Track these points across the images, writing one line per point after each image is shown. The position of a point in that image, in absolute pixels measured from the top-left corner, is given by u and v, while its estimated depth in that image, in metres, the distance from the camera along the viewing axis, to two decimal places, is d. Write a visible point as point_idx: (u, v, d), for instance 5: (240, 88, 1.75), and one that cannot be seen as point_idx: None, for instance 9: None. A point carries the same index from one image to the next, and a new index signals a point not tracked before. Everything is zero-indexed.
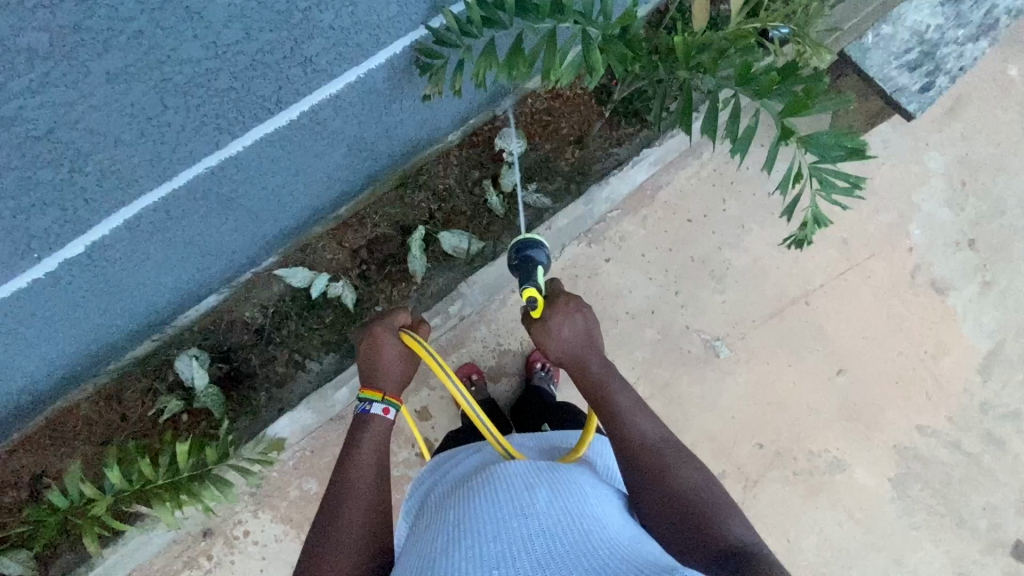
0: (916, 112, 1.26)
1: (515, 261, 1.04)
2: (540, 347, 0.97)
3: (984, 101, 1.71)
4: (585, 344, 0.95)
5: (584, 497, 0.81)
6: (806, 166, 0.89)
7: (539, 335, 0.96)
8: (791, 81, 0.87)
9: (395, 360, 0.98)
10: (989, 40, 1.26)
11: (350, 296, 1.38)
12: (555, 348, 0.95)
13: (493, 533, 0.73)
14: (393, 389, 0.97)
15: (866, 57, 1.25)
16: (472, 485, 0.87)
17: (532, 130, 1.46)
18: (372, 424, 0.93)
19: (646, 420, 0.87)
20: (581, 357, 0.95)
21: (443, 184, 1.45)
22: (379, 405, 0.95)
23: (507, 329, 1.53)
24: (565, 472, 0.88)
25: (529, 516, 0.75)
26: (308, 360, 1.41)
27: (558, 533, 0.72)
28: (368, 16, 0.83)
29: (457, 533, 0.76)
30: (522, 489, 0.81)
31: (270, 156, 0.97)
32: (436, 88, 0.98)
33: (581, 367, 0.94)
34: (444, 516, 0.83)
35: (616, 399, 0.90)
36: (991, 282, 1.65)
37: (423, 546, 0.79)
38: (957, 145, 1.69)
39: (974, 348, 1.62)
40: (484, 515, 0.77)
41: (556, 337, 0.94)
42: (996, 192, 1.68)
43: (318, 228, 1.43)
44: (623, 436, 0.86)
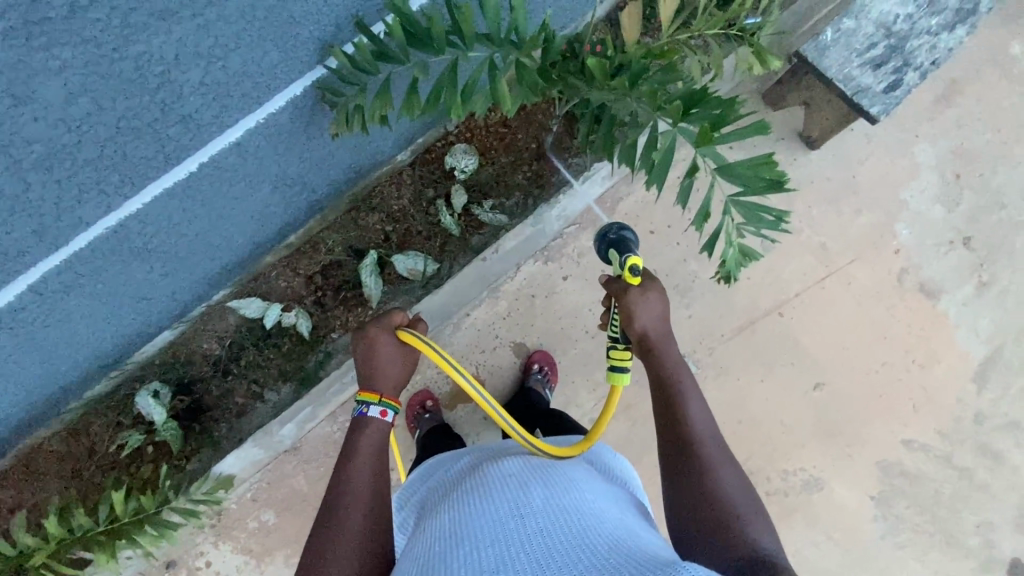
0: (880, 114, 1.13)
1: (612, 236, 1.02)
2: (627, 316, 0.94)
3: (978, 86, 1.60)
4: (667, 331, 0.96)
5: (581, 494, 0.79)
6: (726, 198, 0.82)
7: (633, 301, 0.94)
8: (707, 105, 0.82)
9: (393, 361, 0.97)
10: (967, 28, 1.14)
11: (304, 324, 1.40)
12: (643, 320, 0.94)
13: (492, 534, 0.71)
14: (390, 391, 0.95)
15: (824, 56, 1.13)
16: (472, 487, 0.85)
17: (486, 145, 1.41)
18: (370, 427, 0.91)
19: (701, 413, 0.88)
20: (663, 336, 0.95)
21: (397, 206, 1.43)
22: (377, 408, 0.93)
23: (462, 354, 1.48)
24: (563, 470, 0.86)
25: (526, 517, 0.73)
26: (265, 390, 1.43)
27: (555, 530, 0.70)
28: (245, 67, 0.80)
29: (456, 537, 0.74)
30: (517, 491, 0.79)
31: (181, 207, 0.96)
32: (340, 128, 0.93)
33: (661, 349, 0.95)
34: (441, 520, 0.80)
35: (681, 384, 0.91)
36: (988, 282, 1.54)
37: (418, 554, 0.76)
38: (950, 135, 1.57)
39: (969, 355, 1.52)
40: (479, 519, 0.75)
41: (649, 308, 0.95)
42: (995, 184, 1.57)
43: (269, 258, 1.42)
44: (676, 424, 0.87)
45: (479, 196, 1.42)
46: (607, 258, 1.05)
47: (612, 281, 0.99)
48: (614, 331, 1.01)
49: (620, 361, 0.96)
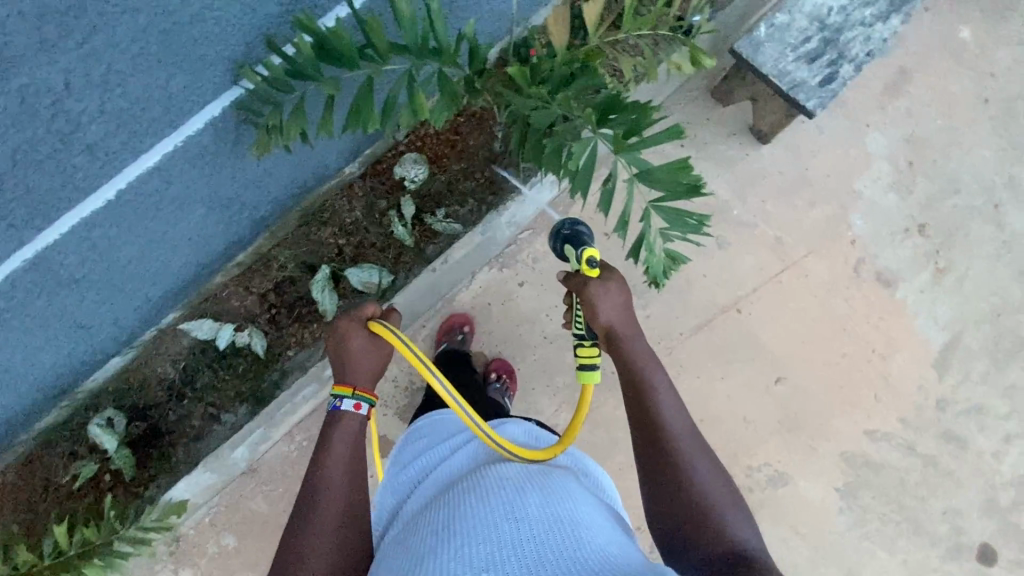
0: (816, 108, 1.12)
1: (564, 231, 1.07)
2: (590, 309, 0.92)
3: (928, 72, 1.60)
4: (630, 322, 0.95)
5: (576, 503, 0.77)
6: (645, 203, 0.81)
7: (595, 295, 0.93)
8: (627, 110, 0.82)
9: (365, 352, 0.95)
10: (901, 18, 1.13)
11: (258, 342, 1.39)
12: (605, 314, 0.92)
13: (483, 533, 0.70)
14: (363, 383, 0.94)
15: (758, 52, 1.12)
16: (463, 485, 0.84)
17: (438, 152, 1.40)
18: (342, 422, 0.90)
19: (673, 403, 0.88)
20: (628, 328, 0.94)
21: (350, 219, 1.42)
22: (351, 401, 0.91)
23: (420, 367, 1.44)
24: (557, 477, 0.85)
25: (520, 520, 0.71)
26: (223, 412, 1.41)
27: (547, 538, 0.68)
28: (147, 91, 0.78)
29: (447, 533, 0.73)
30: (515, 492, 0.77)
31: (104, 233, 0.95)
32: (262, 149, 0.92)
33: (628, 341, 0.93)
34: (433, 515, 0.79)
35: (650, 377, 0.89)
36: (945, 269, 1.54)
37: (408, 548, 0.75)
38: (901, 123, 1.57)
39: (930, 342, 1.52)
40: (474, 517, 0.74)
41: (610, 300, 0.93)
42: (948, 170, 1.57)
43: (218, 278, 1.41)
44: (648, 420, 0.86)
45: (432, 205, 1.41)
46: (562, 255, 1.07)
47: (571, 276, 0.98)
48: (579, 328, 1.00)
49: (588, 360, 0.96)
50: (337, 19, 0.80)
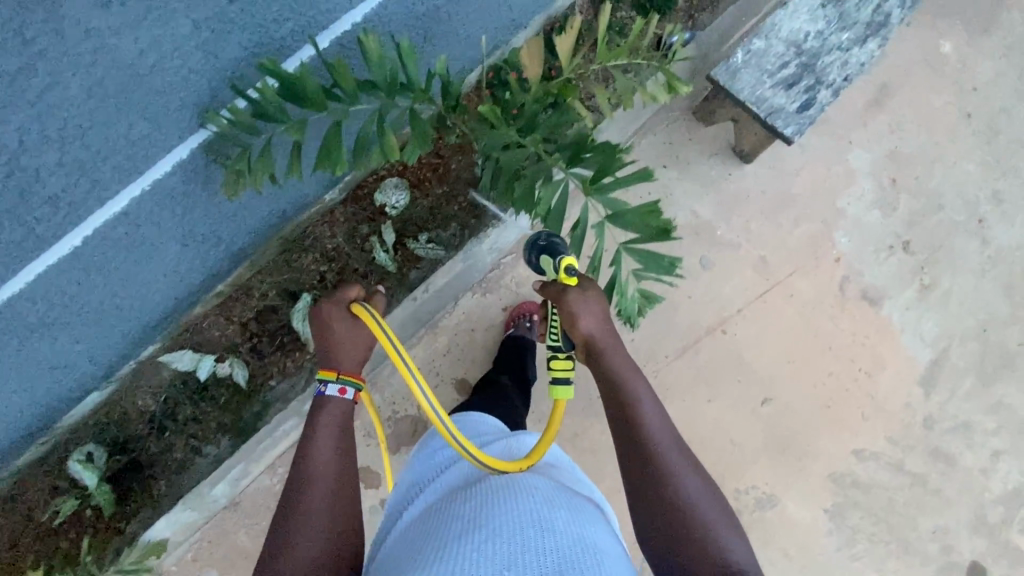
0: (794, 135, 1.11)
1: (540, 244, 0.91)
2: (569, 315, 0.85)
3: (910, 87, 1.60)
4: (610, 330, 0.87)
5: (596, 526, 0.73)
6: (616, 245, 0.81)
7: (574, 302, 0.84)
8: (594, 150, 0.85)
9: (348, 338, 0.93)
10: (878, 42, 1.13)
11: (240, 373, 1.37)
12: (582, 324, 0.85)
13: (509, 536, 0.66)
14: (350, 367, 0.92)
15: (736, 78, 1.11)
16: (489, 484, 0.79)
17: (421, 176, 1.39)
18: (328, 406, 0.88)
19: (660, 416, 0.82)
20: (607, 337, 0.86)
21: (332, 244, 1.40)
22: (335, 386, 0.89)
23: (403, 396, 1.41)
24: (581, 500, 0.81)
25: (546, 531, 0.68)
26: (205, 444, 1.40)
27: (570, 555, 0.65)
28: (107, 141, 0.79)
29: (468, 529, 0.69)
30: (542, 502, 0.73)
31: (76, 279, 0.95)
32: (232, 191, 0.89)
33: (607, 351, 0.85)
34: (450, 512, 0.75)
35: (634, 389, 0.83)
36: (930, 285, 1.54)
37: (421, 542, 0.70)
38: (884, 139, 1.57)
39: (916, 359, 1.51)
40: (501, 517, 0.70)
41: (589, 306, 0.86)
42: (931, 186, 1.57)
43: (198, 309, 1.39)
44: (631, 436, 0.80)
45: (414, 229, 1.39)
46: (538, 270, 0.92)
47: (547, 285, 0.88)
48: (552, 340, 0.89)
49: (563, 373, 0.84)
50: (301, 63, 0.78)
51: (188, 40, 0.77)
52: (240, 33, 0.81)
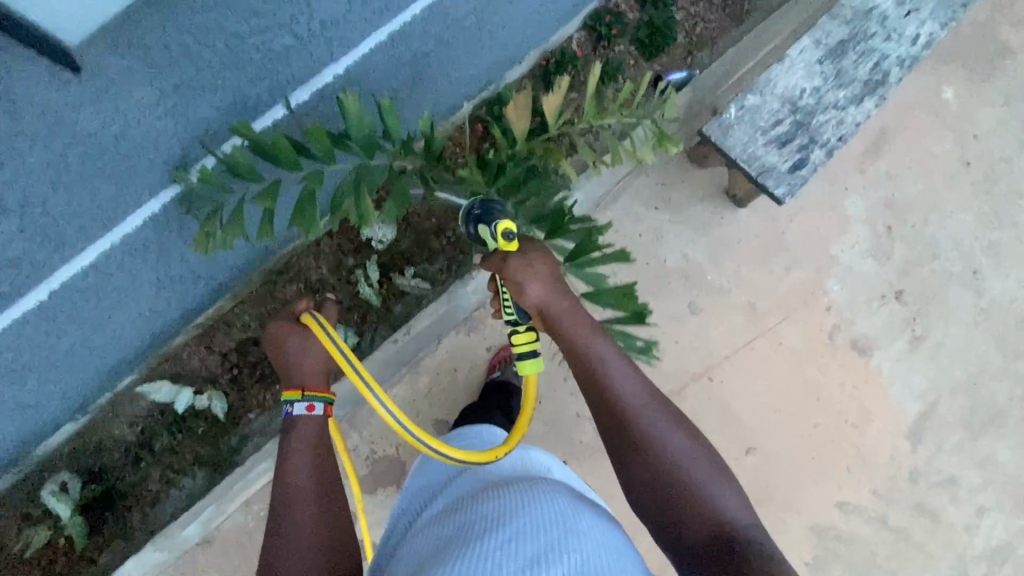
0: (785, 195, 1.08)
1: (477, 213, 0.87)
2: (517, 290, 0.82)
3: (910, 133, 1.57)
4: (564, 294, 0.84)
5: (617, 537, 0.72)
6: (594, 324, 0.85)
7: (518, 272, 0.82)
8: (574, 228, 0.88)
9: (300, 351, 0.93)
10: (875, 101, 1.11)
11: (219, 406, 1.36)
12: (536, 296, 0.82)
13: (536, 532, 0.64)
14: (315, 383, 0.92)
15: (728, 134, 1.09)
16: (511, 485, 0.78)
17: (409, 209, 1.36)
18: (300, 425, 0.89)
19: (629, 377, 0.81)
20: (562, 305, 0.83)
21: (317, 276, 1.38)
22: (302, 404, 0.89)
23: (382, 435, 1.40)
24: (596, 511, 0.80)
25: (571, 532, 0.66)
26: (180, 476, 1.38)
27: (596, 554, 0.63)
28: (71, 203, 0.82)
29: (495, 523, 0.67)
30: (565, 508, 0.72)
31: (46, 329, 0.96)
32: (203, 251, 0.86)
33: (565, 320, 0.83)
34: (473, 510, 0.73)
35: (599, 355, 0.81)
36: (921, 336, 1.52)
37: (444, 538, 0.68)
38: (881, 186, 1.55)
39: (904, 411, 1.49)
40: (527, 514, 0.68)
41: (539, 276, 0.83)
42: (927, 235, 1.55)
43: (178, 339, 1.37)
44: (604, 407, 0.79)
45: (401, 263, 1.37)
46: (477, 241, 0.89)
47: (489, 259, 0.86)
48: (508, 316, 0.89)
49: (528, 349, 0.85)
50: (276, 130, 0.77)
51: (154, 107, 0.80)
52: (213, 96, 0.85)
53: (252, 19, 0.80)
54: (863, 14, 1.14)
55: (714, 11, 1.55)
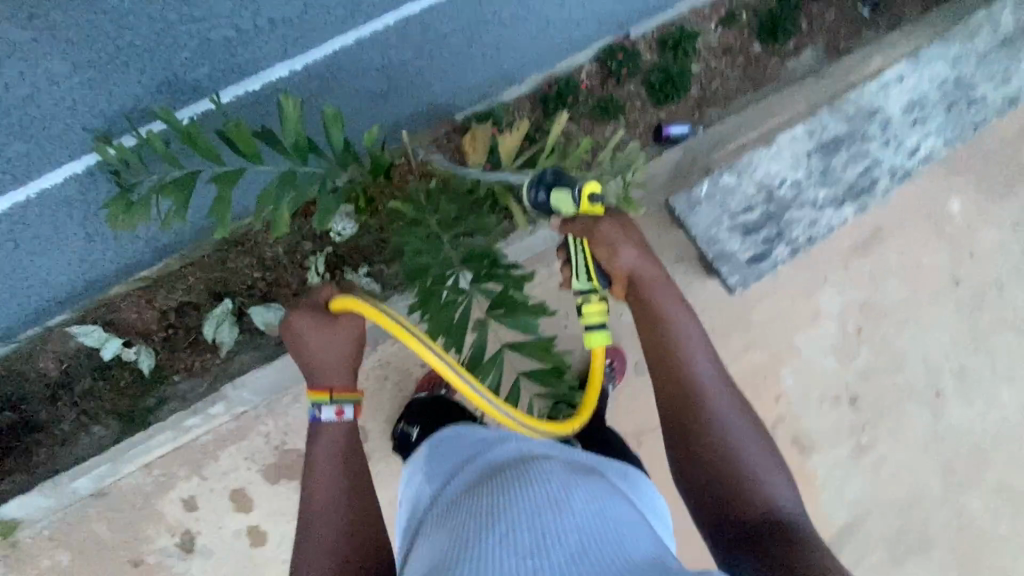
0: (738, 282, 1.27)
1: (550, 178, 0.89)
2: (610, 252, 0.87)
3: (906, 237, 1.51)
4: (653, 265, 0.90)
5: (617, 507, 0.70)
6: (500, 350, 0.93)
7: (610, 233, 0.87)
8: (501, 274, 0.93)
9: (324, 347, 0.91)
10: (851, 207, 1.27)
11: (146, 361, 1.30)
12: (627, 262, 0.88)
13: (526, 521, 0.63)
14: (341, 383, 0.91)
15: (693, 213, 1.26)
16: (503, 464, 0.76)
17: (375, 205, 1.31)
18: (326, 428, 0.87)
19: (705, 356, 0.87)
20: (650, 276, 0.90)
21: (271, 254, 1.34)
22: (331, 408, 0.88)
23: (296, 428, 1.33)
24: (597, 478, 0.77)
25: (563, 512, 0.64)
26: (93, 423, 1.31)
27: (591, 533, 0.61)
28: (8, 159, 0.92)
29: (489, 511, 0.66)
30: (555, 483, 0.69)
31: None
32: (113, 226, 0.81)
33: (650, 290, 0.89)
34: (469, 494, 0.72)
35: (678, 328, 0.88)
36: (867, 446, 1.48)
37: (450, 525, 0.68)
38: (861, 286, 1.49)
39: (831, 518, 1.46)
40: (515, 500, 0.67)
41: (631, 242, 0.88)
42: (896, 346, 1.50)
43: (118, 287, 1.31)
44: (679, 373, 0.85)
45: (357, 258, 1.34)
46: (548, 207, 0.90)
47: (570, 223, 0.89)
48: (580, 280, 0.90)
49: (597, 319, 0.89)
50: (194, 119, 0.76)
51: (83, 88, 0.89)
52: (140, 72, 0.90)
53: (184, 9, 0.86)
54: (865, 115, 1.29)
55: (733, 70, 1.46)
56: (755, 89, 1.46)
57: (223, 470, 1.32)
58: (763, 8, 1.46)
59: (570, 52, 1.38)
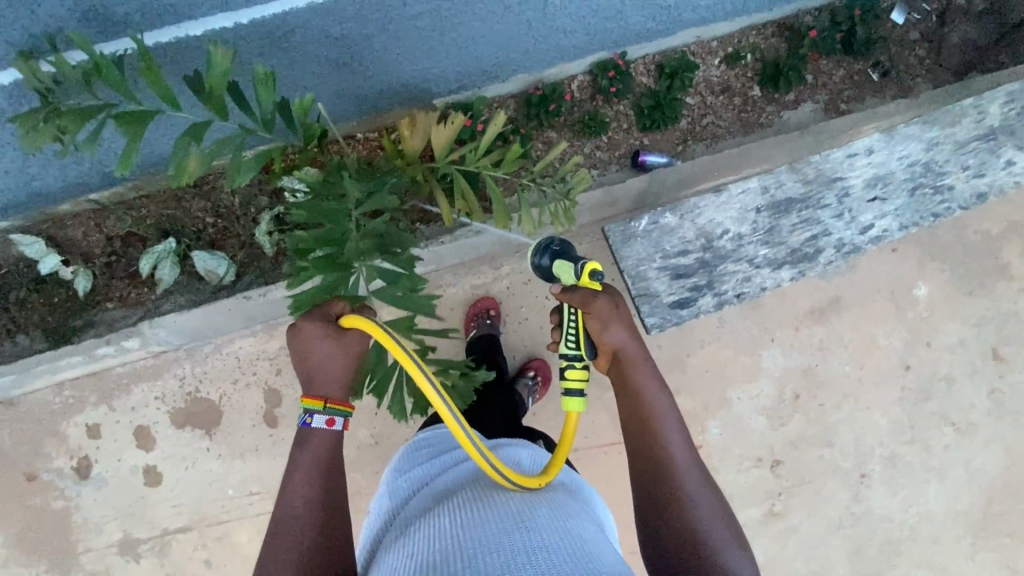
0: (656, 322, 1.40)
1: (555, 246, 0.93)
2: (600, 324, 0.85)
3: (866, 312, 1.47)
4: (639, 342, 0.88)
5: (585, 523, 0.73)
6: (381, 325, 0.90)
7: (603, 309, 0.85)
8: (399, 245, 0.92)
9: (331, 356, 0.80)
10: (789, 272, 1.40)
11: (82, 283, 1.26)
12: (613, 338, 0.86)
13: (494, 542, 0.64)
14: (337, 394, 0.81)
15: (633, 240, 1.36)
16: (468, 487, 0.78)
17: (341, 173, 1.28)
18: (315, 439, 0.78)
19: (677, 432, 0.83)
20: (634, 353, 0.87)
21: (226, 203, 1.29)
22: (322, 417, 0.79)
23: (213, 377, 1.34)
24: (568, 499, 0.79)
25: (530, 529, 0.66)
26: (17, 332, 1.29)
27: (561, 547, 0.64)
28: None
29: (457, 535, 0.67)
30: (521, 503, 0.72)
31: None
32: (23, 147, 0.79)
33: (634, 365, 0.87)
34: (436, 513, 0.73)
35: (654, 401, 0.84)
36: (778, 513, 1.47)
37: (418, 548, 0.67)
38: (809, 352, 1.46)
39: None
40: (482, 521, 0.68)
41: (622, 319, 0.87)
42: (832, 419, 1.47)
43: (67, 205, 1.29)
44: (651, 448, 0.81)
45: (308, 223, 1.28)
46: (548, 272, 0.93)
47: (568, 291, 0.86)
48: (567, 347, 0.88)
49: (578, 386, 0.85)
50: (105, 51, 0.74)
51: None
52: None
53: None
54: (823, 183, 1.39)
55: (727, 111, 1.41)
56: (747, 134, 1.42)
57: (133, 404, 1.33)
58: (771, 53, 1.41)
59: (565, 60, 1.33)
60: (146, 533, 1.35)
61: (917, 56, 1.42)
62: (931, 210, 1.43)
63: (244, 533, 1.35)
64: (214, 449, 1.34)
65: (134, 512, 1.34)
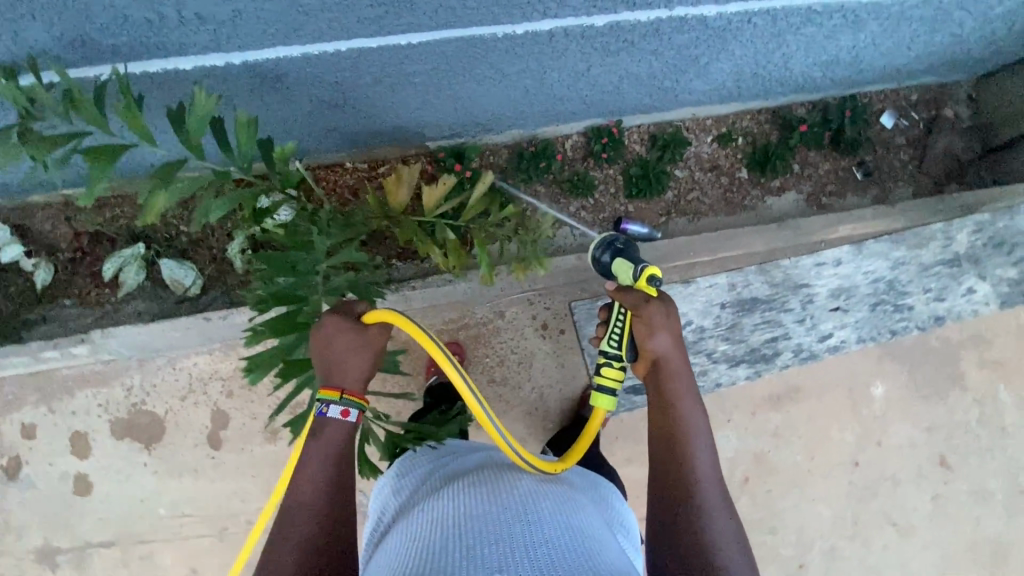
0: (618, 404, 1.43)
1: (618, 245, 1.00)
2: (646, 331, 0.85)
3: (823, 404, 1.49)
4: (683, 354, 0.86)
5: (591, 522, 0.74)
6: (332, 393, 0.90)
7: (654, 316, 0.85)
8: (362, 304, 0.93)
9: (354, 349, 0.79)
10: (746, 369, 1.45)
11: (42, 275, 1.24)
12: (657, 345, 0.84)
13: (495, 533, 0.65)
14: (355, 386, 0.79)
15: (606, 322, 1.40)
16: (479, 479, 0.79)
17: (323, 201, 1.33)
18: (329, 428, 0.75)
19: (707, 453, 0.80)
20: (677, 364, 0.85)
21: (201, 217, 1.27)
22: (337, 408, 0.76)
23: (161, 391, 1.31)
24: (581, 499, 0.81)
25: (532, 524, 0.67)
26: None
27: (563, 544, 0.64)
28: None
29: (462, 524, 0.68)
30: (526, 494, 0.74)
31: None
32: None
33: (676, 376, 0.84)
34: (444, 501, 0.75)
35: (689, 420, 0.82)
36: None
37: (424, 532, 0.69)
38: (762, 437, 1.47)
39: None
40: (486, 513, 0.69)
41: (670, 329, 0.85)
42: (778, 506, 1.48)
43: (38, 197, 1.26)
44: (678, 464, 0.79)
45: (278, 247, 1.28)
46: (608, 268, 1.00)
47: (625, 291, 0.89)
48: (609, 346, 0.89)
49: (611, 383, 0.88)
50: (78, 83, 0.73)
51: None
52: (47, 26, 0.74)
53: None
54: (790, 288, 1.44)
55: (713, 188, 1.44)
56: (730, 213, 1.45)
57: (73, 408, 1.30)
58: (761, 138, 1.45)
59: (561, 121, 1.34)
60: (68, 543, 1.30)
61: (900, 160, 1.48)
62: (890, 327, 1.48)
63: (171, 553, 1.32)
64: (152, 464, 1.31)
65: (59, 519, 1.30)
